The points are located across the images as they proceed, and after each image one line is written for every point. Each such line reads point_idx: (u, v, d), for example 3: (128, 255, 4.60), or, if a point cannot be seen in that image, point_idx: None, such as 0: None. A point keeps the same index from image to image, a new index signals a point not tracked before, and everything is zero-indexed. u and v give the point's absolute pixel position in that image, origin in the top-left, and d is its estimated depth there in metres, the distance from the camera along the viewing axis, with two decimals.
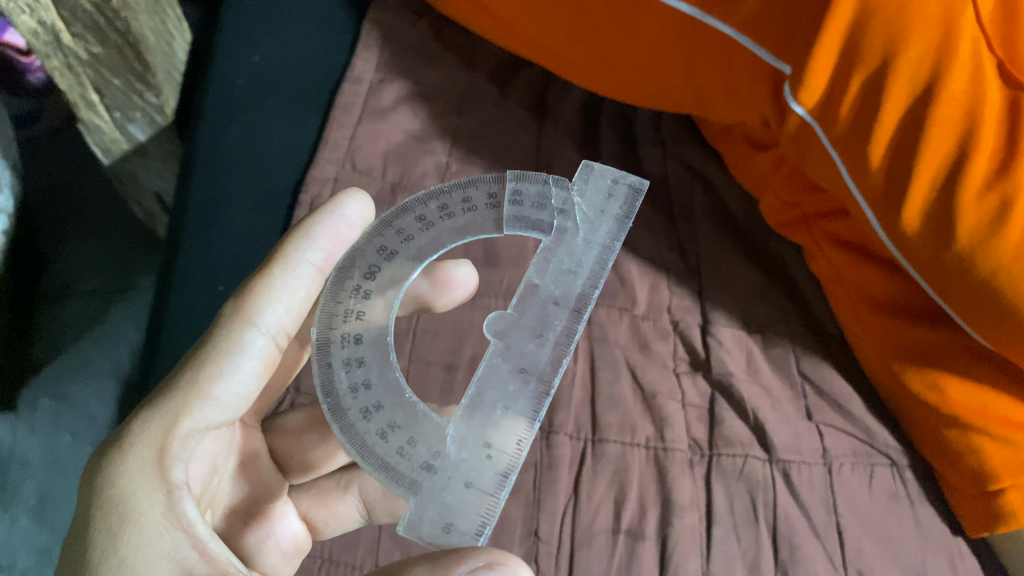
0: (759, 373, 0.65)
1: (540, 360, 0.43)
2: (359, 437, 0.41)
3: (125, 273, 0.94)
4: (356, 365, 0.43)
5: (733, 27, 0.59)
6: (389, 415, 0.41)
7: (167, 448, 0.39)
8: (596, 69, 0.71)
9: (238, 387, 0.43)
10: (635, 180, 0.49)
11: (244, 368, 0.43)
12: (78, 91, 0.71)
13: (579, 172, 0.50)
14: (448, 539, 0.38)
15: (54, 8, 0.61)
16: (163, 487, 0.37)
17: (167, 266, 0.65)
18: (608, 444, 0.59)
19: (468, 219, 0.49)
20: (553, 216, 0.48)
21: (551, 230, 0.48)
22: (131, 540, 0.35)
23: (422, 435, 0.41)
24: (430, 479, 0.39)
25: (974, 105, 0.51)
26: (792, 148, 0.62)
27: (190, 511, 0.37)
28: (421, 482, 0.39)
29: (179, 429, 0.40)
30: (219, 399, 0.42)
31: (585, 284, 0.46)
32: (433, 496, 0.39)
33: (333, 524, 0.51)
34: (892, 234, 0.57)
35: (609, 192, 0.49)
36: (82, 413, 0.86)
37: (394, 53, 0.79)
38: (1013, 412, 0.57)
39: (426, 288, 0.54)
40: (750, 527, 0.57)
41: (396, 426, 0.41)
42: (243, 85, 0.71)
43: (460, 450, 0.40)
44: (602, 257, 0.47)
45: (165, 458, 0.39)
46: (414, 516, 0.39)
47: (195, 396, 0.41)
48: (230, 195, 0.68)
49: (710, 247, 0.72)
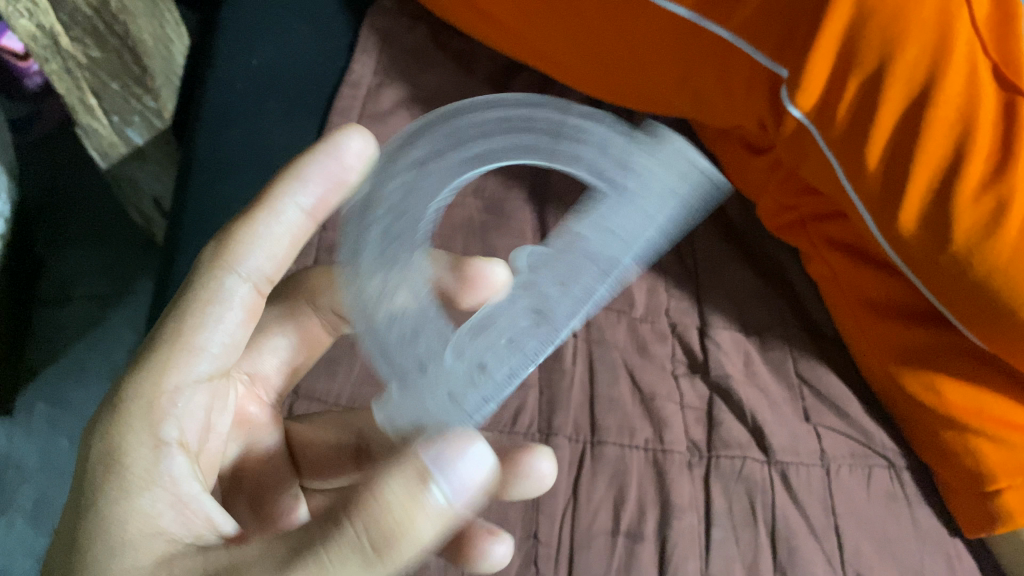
0: (757, 374, 0.65)
1: (557, 310, 0.43)
2: (370, 318, 0.39)
3: (122, 278, 0.94)
4: (385, 246, 0.40)
5: (731, 30, 0.59)
6: (406, 304, 0.40)
7: None
8: (593, 73, 0.71)
9: None
10: (712, 172, 0.49)
11: None
12: (77, 95, 0.71)
13: (659, 135, 0.48)
14: (415, 434, 0.36)
15: (53, 12, 0.62)
16: (154, 443, 0.32)
17: (165, 268, 0.65)
18: (607, 446, 0.59)
19: (532, 140, 0.46)
20: (617, 171, 0.46)
21: (609, 184, 0.46)
22: (124, 495, 0.31)
23: (427, 334, 0.40)
24: (422, 377, 0.38)
25: (970, 107, 0.52)
26: (788, 151, 0.62)
27: (179, 453, 0.36)
28: (412, 377, 0.38)
29: (166, 383, 0.33)
30: None
31: (625, 254, 0.44)
32: (420, 392, 0.37)
33: None
34: (888, 236, 0.58)
35: (682, 171, 0.48)
36: (79, 417, 0.85)
37: (392, 57, 0.79)
38: (1010, 412, 0.57)
39: None
40: (749, 528, 0.58)
41: (409, 321, 0.40)
42: (243, 88, 0.71)
43: (456, 359, 0.39)
44: (647, 237, 0.45)
45: None
46: (394, 408, 0.37)
47: None
48: (228, 196, 0.67)
49: (708, 249, 0.72)
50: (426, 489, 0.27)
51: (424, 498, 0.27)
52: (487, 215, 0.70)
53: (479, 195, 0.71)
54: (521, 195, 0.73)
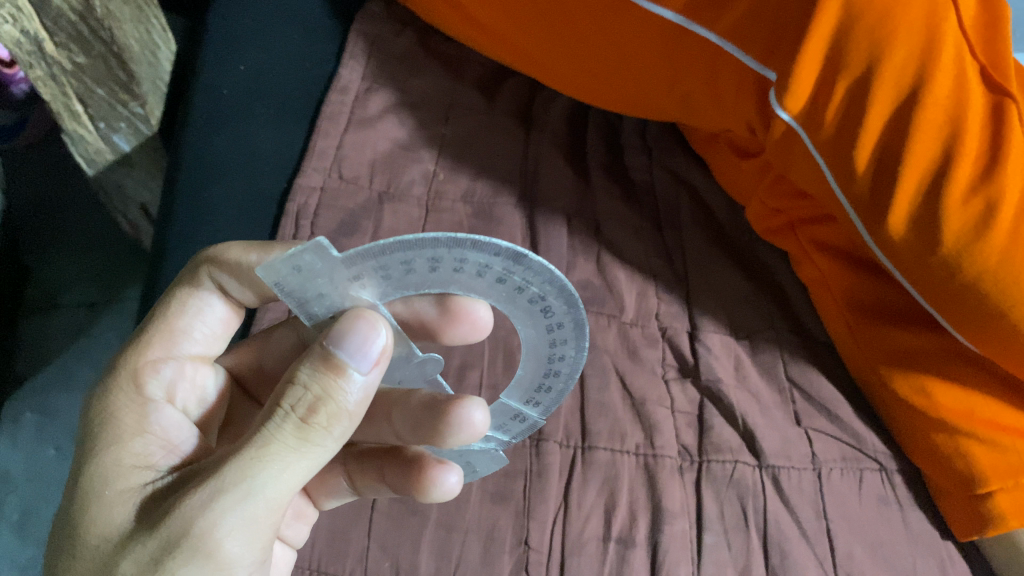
0: (748, 378, 0.65)
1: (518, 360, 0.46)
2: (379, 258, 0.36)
3: (110, 285, 0.94)
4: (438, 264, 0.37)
5: (718, 34, 0.59)
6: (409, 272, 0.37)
7: (140, 371, 0.43)
8: (581, 77, 0.71)
9: (207, 328, 0.47)
10: None
11: (209, 314, 0.47)
12: (61, 100, 0.70)
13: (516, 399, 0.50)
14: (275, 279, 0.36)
15: (37, 18, 0.62)
16: (140, 400, 0.41)
17: (153, 273, 0.64)
18: (598, 451, 0.59)
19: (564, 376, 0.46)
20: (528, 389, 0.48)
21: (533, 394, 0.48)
22: (116, 442, 0.39)
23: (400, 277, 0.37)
24: (346, 283, 0.37)
25: (957, 109, 0.52)
26: (777, 155, 0.62)
27: (161, 420, 0.40)
28: (343, 277, 0.37)
29: None
30: (189, 336, 0.46)
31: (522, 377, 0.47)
32: (335, 284, 0.37)
33: (327, 490, 0.51)
34: (877, 239, 0.57)
35: None
36: (66, 426, 0.85)
37: (380, 62, 0.79)
38: (1000, 415, 0.58)
39: (433, 315, 0.47)
40: (740, 532, 0.57)
41: (389, 276, 0.37)
42: (230, 93, 0.71)
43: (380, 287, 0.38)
44: None
45: (139, 378, 0.42)
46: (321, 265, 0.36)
47: (165, 333, 0.45)
48: (217, 200, 0.66)
49: (697, 253, 0.72)
50: (338, 369, 0.35)
51: (336, 376, 0.35)
52: (476, 221, 0.70)
53: (469, 200, 0.72)
54: (510, 200, 0.72)
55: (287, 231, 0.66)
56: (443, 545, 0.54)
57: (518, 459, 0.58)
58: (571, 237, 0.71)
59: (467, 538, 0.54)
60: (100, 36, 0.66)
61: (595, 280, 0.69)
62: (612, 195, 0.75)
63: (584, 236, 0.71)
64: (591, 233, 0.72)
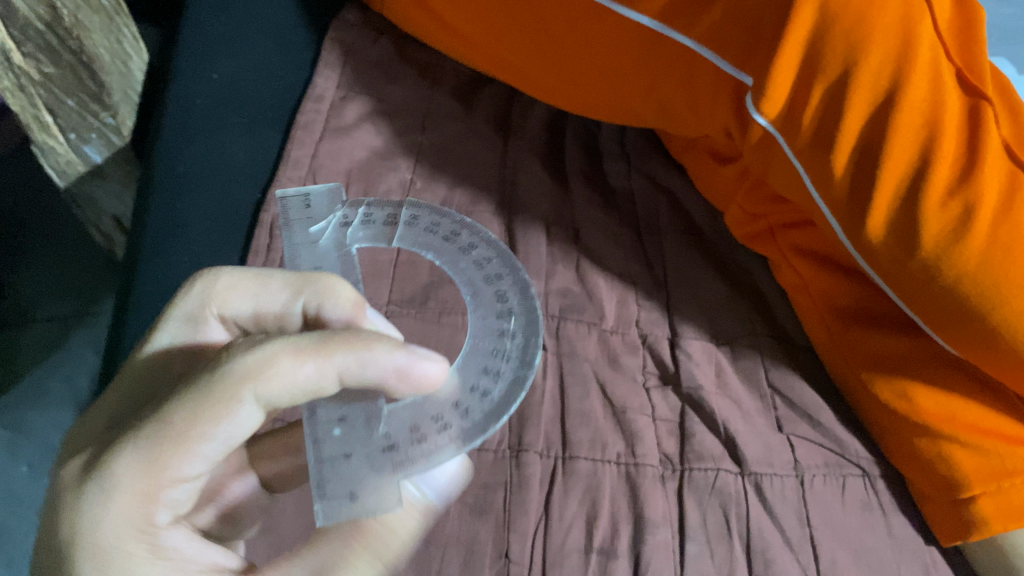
0: (729, 385, 0.65)
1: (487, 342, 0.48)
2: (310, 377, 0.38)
3: (81, 298, 0.92)
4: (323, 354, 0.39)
5: (694, 39, 0.59)
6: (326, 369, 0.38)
7: (153, 493, 0.35)
8: (557, 84, 0.70)
9: (230, 440, 0.36)
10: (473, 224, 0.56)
11: (241, 421, 0.35)
12: (31, 112, 0.69)
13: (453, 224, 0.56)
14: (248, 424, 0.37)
15: (5, 28, 0.61)
16: (148, 527, 0.36)
17: (126, 285, 0.63)
18: (579, 461, 0.58)
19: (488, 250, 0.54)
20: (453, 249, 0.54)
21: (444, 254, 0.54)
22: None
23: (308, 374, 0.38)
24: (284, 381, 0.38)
25: (934, 113, 0.52)
26: (755, 159, 0.62)
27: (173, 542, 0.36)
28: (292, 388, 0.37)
29: (162, 478, 0.35)
30: (205, 451, 0.35)
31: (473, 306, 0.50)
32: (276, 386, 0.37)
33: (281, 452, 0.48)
34: (857, 243, 0.57)
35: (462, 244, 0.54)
36: (40, 444, 0.83)
37: (356, 71, 0.78)
38: (980, 418, 0.57)
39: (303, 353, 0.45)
40: (723, 541, 0.57)
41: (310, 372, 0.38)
42: (202, 103, 0.70)
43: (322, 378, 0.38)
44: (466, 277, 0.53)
45: (151, 501, 0.35)
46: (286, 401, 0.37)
47: (186, 446, 0.35)
48: (190, 213, 0.65)
49: (677, 259, 0.72)
50: None
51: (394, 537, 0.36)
52: None
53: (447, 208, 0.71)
54: (488, 208, 0.72)
55: (260, 242, 0.65)
56: (422, 560, 0.53)
57: (498, 471, 0.57)
58: (550, 245, 0.70)
59: (446, 553, 0.53)
60: (69, 47, 0.65)
61: (575, 288, 0.68)
62: (591, 202, 0.74)
63: (563, 243, 0.71)
64: (571, 240, 0.71)
